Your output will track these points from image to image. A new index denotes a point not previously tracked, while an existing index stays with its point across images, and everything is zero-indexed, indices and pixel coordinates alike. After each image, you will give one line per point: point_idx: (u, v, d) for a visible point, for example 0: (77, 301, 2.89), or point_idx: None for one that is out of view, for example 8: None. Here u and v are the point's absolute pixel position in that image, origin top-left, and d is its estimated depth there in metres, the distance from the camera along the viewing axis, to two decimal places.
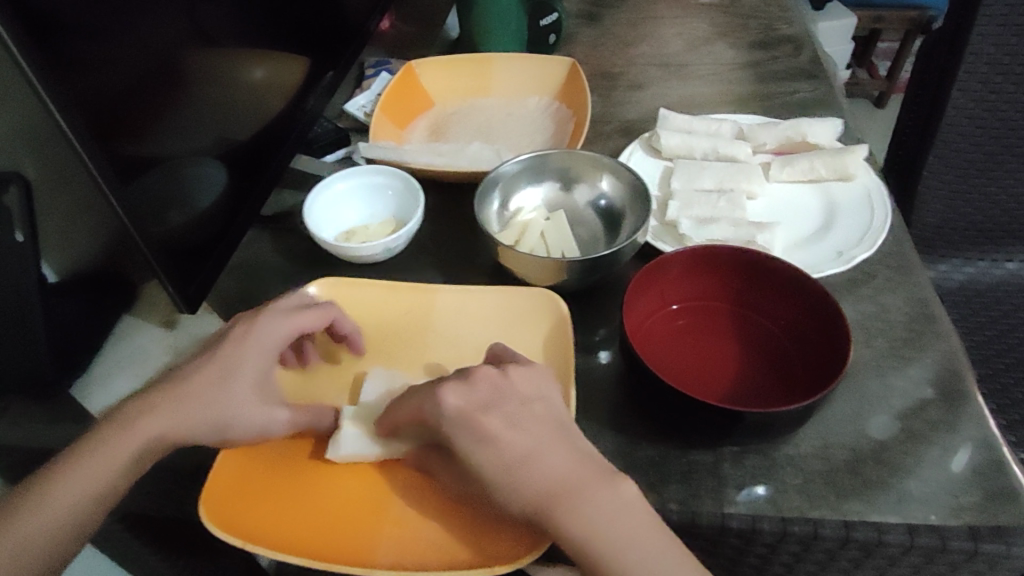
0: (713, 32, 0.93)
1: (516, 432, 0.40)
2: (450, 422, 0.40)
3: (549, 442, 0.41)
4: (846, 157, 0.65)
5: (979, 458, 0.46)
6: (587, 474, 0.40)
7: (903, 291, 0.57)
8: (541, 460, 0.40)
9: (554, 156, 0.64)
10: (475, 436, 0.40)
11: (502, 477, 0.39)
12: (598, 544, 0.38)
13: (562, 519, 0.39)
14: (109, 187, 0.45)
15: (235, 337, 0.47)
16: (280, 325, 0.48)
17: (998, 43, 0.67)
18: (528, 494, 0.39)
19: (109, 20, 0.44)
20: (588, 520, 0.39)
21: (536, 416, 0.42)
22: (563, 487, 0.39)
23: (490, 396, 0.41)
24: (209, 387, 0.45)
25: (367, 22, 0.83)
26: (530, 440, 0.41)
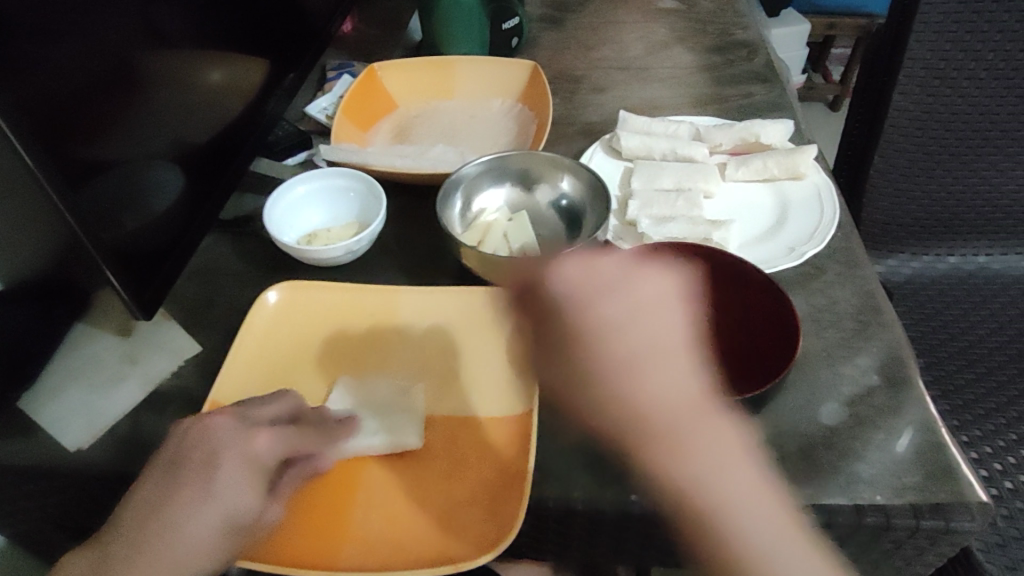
0: (672, 36, 0.95)
1: (650, 331, 0.40)
2: (566, 294, 0.41)
3: (654, 360, 0.39)
4: (796, 156, 0.67)
5: (921, 440, 0.48)
6: (690, 398, 0.39)
7: (852, 284, 0.59)
8: (644, 381, 0.39)
9: (514, 157, 0.65)
10: (582, 319, 0.40)
11: (590, 385, 0.39)
12: (688, 478, 0.39)
13: (654, 447, 0.39)
14: (56, 190, 0.44)
15: (232, 462, 0.43)
16: (278, 445, 0.45)
17: (934, 49, 0.70)
18: (619, 413, 0.39)
19: (56, 22, 0.43)
20: (686, 455, 0.38)
21: (657, 316, 0.40)
22: (654, 417, 0.39)
23: (608, 287, 0.41)
24: (217, 532, 0.42)
25: (328, 25, 0.83)
26: (647, 342, 0.39)
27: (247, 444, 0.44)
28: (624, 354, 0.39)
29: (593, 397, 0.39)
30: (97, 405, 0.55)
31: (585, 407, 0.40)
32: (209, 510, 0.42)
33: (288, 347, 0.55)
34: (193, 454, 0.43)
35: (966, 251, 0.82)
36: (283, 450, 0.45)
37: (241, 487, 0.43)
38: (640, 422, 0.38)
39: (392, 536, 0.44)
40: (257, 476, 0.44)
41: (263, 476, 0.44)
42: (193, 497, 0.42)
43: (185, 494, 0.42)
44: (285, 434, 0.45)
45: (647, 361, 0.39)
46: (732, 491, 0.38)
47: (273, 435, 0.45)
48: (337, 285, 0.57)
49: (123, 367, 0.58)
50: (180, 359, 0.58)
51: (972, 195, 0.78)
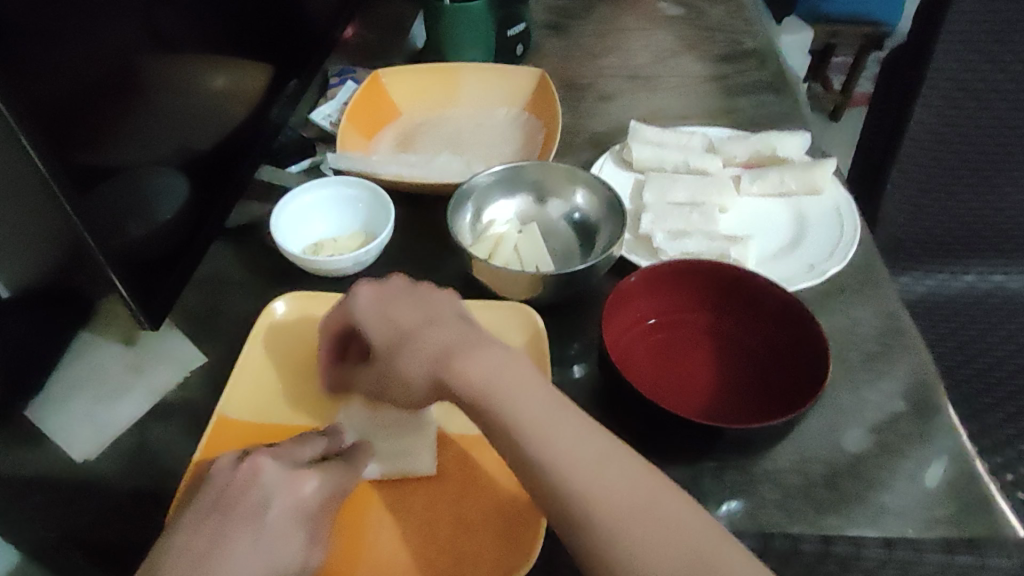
0: (680, 44, 0.94)
1: (413, 314, 0.46)
2: (364, 310, 0.48)
3: (438, 318, 0.46)
4: (814, 170, 0.66)
5: (952, 470, 0.47)
6: (473, 336, 0.44)
7: (873, 304, 0.58)
8: (420, 332, 0.45)
9: (528, 168, 0.63)
10: (383, 314, 0.47)
11: (406, 343, 0.45)
12: (488, 391, 0.41)
13: (458, 365, 0.42)
14: (63, 197, 0.42)
15: (282, 510, 0.41)
16: (327, 486, 0.43)
17: (959, 59, 0.69)
18: (417, 351, 0.44)
19: (64, 25, 0.42)
20: (475, 367, 0.42)
21: (429, 301, 0.48)
22: (455, 343, 0.44)
23: (395, 292, 0.48)
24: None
25: (332, 30, 0.82)
26: (421, 316, 0.46)
27: (296, 490, 0.42)
28: (425, 319, 0.46)
29: (407, 345, 0.45)
30: (104, 418, 0.53)
31: (404, 355, 0.44)
32: (259, 569, 0.39)
33: (294, 362, 0.53)
34: (239, 505, 0.41)
35: (983, 268, 0.81)
36: (330, 492, 0.43)
37: (291, 538, 0.40)
38: (447, 350, 0.43)
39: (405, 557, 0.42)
40: (303, 525, 0.41)
41: (310, 524, 0.41)
42: (235, 549, 0.39)
43: (230, 546, 0.39)
44: (333, 476, 0.43)
45: (416, 327, 0.45)
46: (562, 444, 0.39)
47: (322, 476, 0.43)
48: None
49: (128, 377, 0.56)
50: (186, 368, 0.56)
51: (988, 212, 0.77)
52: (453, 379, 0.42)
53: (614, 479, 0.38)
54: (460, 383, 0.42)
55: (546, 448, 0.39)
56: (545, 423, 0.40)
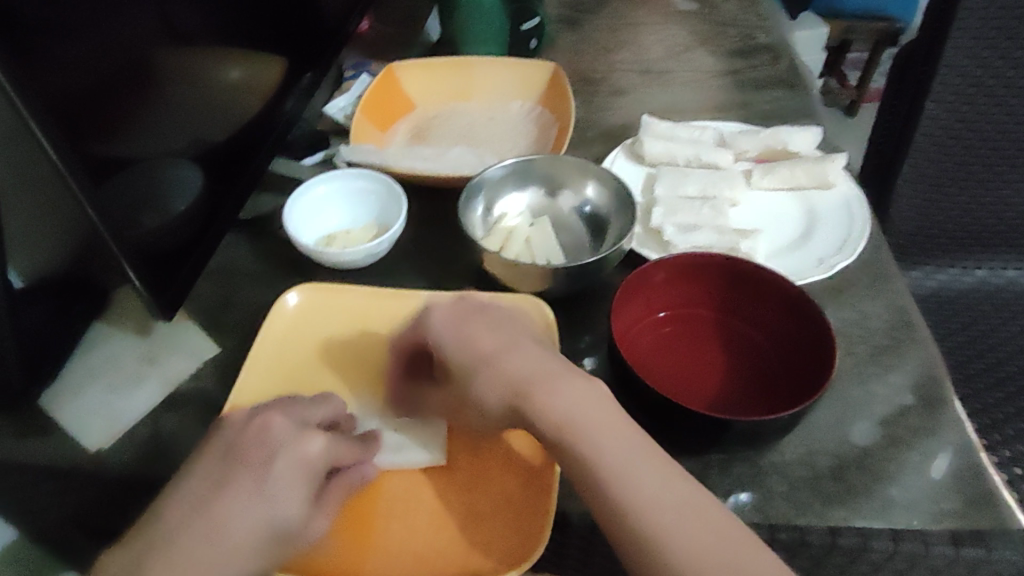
0: (693, 39, 0.94)
1: (495, 339, 0.48)
2: (443, 332, 0.49)
3: (515, 343, 0.48)
4: (825, 165, 0.66)
5: (960, 464, 0.47)
6: (552, 367, 0.46)
7: (883, 298, 0.58)
8: (502, 359, 0.46)
9: (539, 162, 0.63)
10: (458, 338, 0.49)
11: (486, 369, 0.46)
12: (568, 422, 0.43)
13: (536, 396, 0.44)
14: (80, 187, 0.43)
15: (286, 463, 0.42)
16: (332, 450, 0.44)
17: (971, 55, 0.69)
18: (496, 378, 0.46)
19: (80, 18, 0.43)
20: (556, 399, 0.44)
21: (505, 326, 0.49)
22: (536, 374, 0.45)
23: (472, 317, 0.50)
24: (259, 537, 0.40)
25: (345, 24, 0.82)
26: (499, 340, 0.48)
27: (303, 447, 0.43)
28: (504, 347, 0.47)
29: (490, 372, 0.46)
30: (119, 407, 0.54)
31: (482, 379, 0.46)
32: (257, 517, 0.40)
33: (307, 351, 0.54)
34: (246, 454, 0.42)
35: (994, 264, 0.81)
36: (334, 455, 0.44)
37: (292, 493, 0.41)
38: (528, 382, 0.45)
39: (416, 543, 0.43)
40: (307, 482, 0.42)
41: (313, 482, 0.43)
42: (239, 495, 0.41)
43: (234, 492, 0.41)
44: (336, 445, 0.45)
45: (496, 354, 0.47)
46: (631, 475, 0.41)
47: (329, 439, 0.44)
48: (357, 288, 0.56)
49: (143, 367, 0.56)
50: (200, 360, 0.57)
51: (1001, 208, 0.77)
52: (531, 410, 0.44)
53: (677, 507, 0.40)
54: (541, 415, 0.43)
55: (618, 477, 0.41)
56: (621, 454, 0.42)
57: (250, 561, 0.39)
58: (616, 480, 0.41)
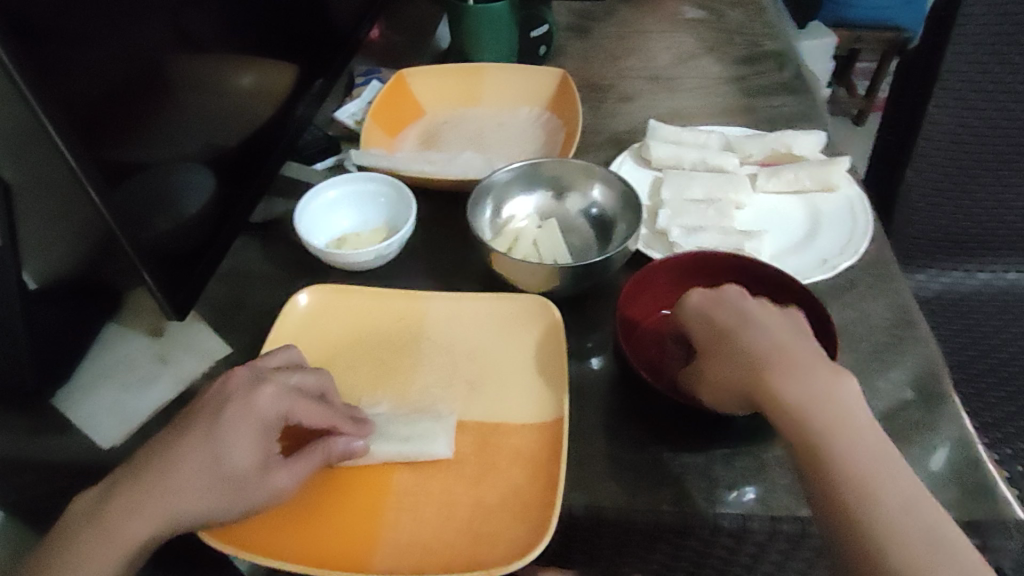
0: (700, 46, 0.95)
1: (752, 320, 0.47)
2: (697, 304, 0.49)
3: (786, 333, 0.46)
4: (829, 168, 0.66)
5: (958, 456, 0.47)
6: (808, 350, 0.45)
7: (886, 298, 0.59)
8: (747, 340, 0.46)
9: (547, 165, 0.65)
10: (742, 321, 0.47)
11: (720, 347, 0.46)
12: (812, 413, 0.42)
13: (783, 385, 0.43)
14: (96, 188, 0.45)
15: (235, 411, 0.44)
16: (283, 403, 0.45)
17: (973, 61, 0.70)
18: (740, 360, 0.45)
19: (97, 26, 0.45)
20: (795, 384, 0.43)
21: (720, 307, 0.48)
22: (789, 353, 0.44)
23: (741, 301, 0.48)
24: (207, 479, 0.42)
25: (356, 32, 0.84)
26: (775, 321, 0.47)
27: (252, 399, 0.44)
28: (743, 321, 0.47)
29: (729, 349, 0.46)
30: (132, 404, 0.55)
31: (719, 357, 0.46)
32: (208, 461, 0.42)
33: (319, 351, 0.55)
34: (205, 401, 0.45)
35: (998, 266, 0.81)
36: (285, 408, 0.45)
37: (240, 441, 0.43)
38: (779, 361, 0.44)
39: (421, 538, 0.44)
40: (257, 432, 0.44)
41: (265, 433, 0.44)
42: (191, 438, 0.43)
43: (190, 437, 0.43)
44: (291, 400, 0.45)
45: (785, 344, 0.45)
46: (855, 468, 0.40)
47: (280, 390, 0.45)
48: (367, 290, 0.58)
49: (155, 366, 0.58)
50: (212, 359, 0.58)
51: (1005, 211, 0.77)
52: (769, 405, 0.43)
53: (886, 479, 0.40)
54: (780, 412, 0.42)
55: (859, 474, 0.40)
56: (857, 445, 0.41)
57: (199, 500, 0.42)
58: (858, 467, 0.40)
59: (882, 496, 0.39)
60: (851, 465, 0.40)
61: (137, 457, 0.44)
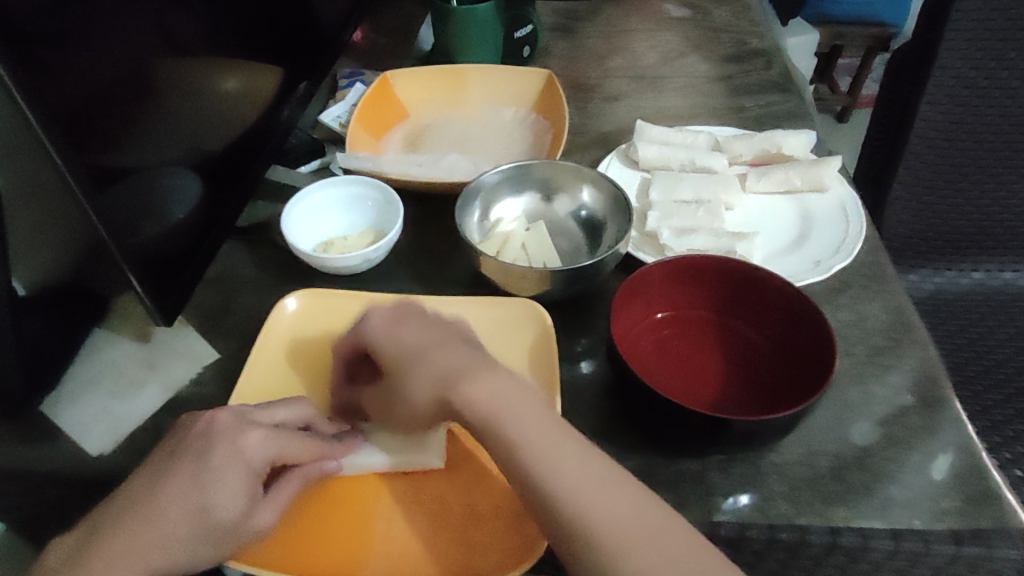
0: (686, 45, 0.95)
1: (416, 335, 0.47)
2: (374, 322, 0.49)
3: (444, 347, 0.47)
4: (820, 168, 0.66)
5: (960, 463, 0.47)
6: (458, 370, 0.45)
7: (880, 299, 0.58)
8: (433, 355, 0.46)
9: (536, 166, 0.64)
10: (392, 333, 0.48)
11: (411, 366, 0.46)
12: (494, 413, 0.42)
13: (463, 392, 0.44)
14: (83, 193, 0.43)
15: (223, 459, 0.42)
16: (273, 446, 0.43)
17: (964, 58, 0.70)
18: (424, 374, 0.46)
19: (83, 27, 0.43)
20: (477, 396, 0.43)
21: (405, 318, 0.49)
22: (463, 370, 0.45)
23: (408, 312, 0.49)
24: (191, 529, 0.41)
25: (341, 33, 0.83)
26: (428, 335, 0.47)
27: (240, 444, 0.43)
28: (434, 338, 0.47)
29: (415, 364, 0.46)
30: (119, 414, 0.54)
31: (414, 365, 0.46)
32: (192, 513, 0.41)
33: (305, 359, 0.54)
34: (189, 444, 0.43)
35: (990, 266, 0.81)
36: (274, 452, 0.43)
37: (228, 489, 0.42)
38: (474, 374, 0.44)
39: (415, 546, 0.43)
40: (246, 479, 0.42)
41: (253, 480, 0.43)
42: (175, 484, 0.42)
43: (173, 486, 0.42)
44: (281, 441, 0.44)
45: (428, 350, 0.46)
46: (568, 473, 0.40)
47: (269, 433, 0.44)
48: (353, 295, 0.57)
49: (142, 374, 0.56)
50: (201, 364, 0.57)
51: (997, 210, 0.77)
52: (457, 405, 0.44)
53: (600, 481, 0.40)
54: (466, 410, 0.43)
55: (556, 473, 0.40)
56: (550, 447, 0.41)
57: (184, 551, 0.40)
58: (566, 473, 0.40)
59: (608, 500, 0.39)
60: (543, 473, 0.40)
61: (115, 504, 0.43)
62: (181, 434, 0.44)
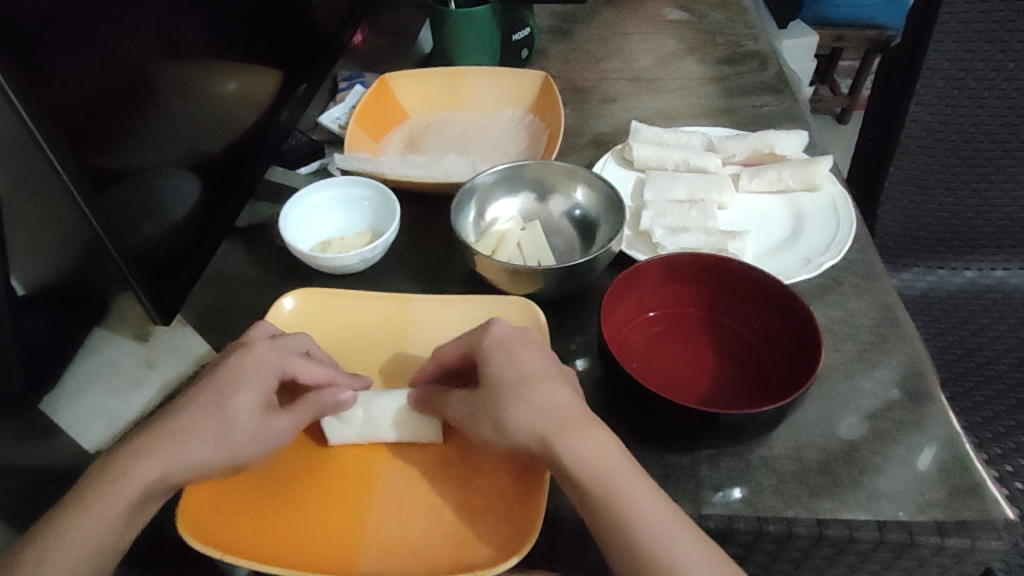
0: (682, 47, 0.95)
1: (534, 367, 0.45)
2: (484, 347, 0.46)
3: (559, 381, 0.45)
4: (812, 167, 0.67)
5: (944, 457, 0.48)
6: (577, 414, 0.43)
7: (870, 296, 0.59)
8: (544, 394, 0.43)
9: (529, 167, 0.65)
10: (504, 352, 0.45)
11: (524, 396, 0.43)
12: (603, 474, 0.41)
13: (574, 439, 0.42)
14: (81, 194, 0.44)
15: (235, 366, 0.46)
16: (280, 357, 0.47)
17: (953, 59, 0.70)
18: (536, 411, 0.42)
19: (82, 34, 0.44)
20: (590, 448, 0.42)
21: (522, 346, 0.46)
22: (573, 418, 0.43)
23: (513, 336, 0.46)
24: (209, 426, 0.43)
25: (339, 36, 0.84)
26: (543, 375, 0.44)
27: (251, 352, 0.46)
28: (547, 380, 0.44)
29: (531, 399, 0.43)
30: (118, 409, 0.55)
31: (526, 397, 0.43)
32: (208, 411, 0.44)
33: None
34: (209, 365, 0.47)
35: (983, 264, 0.82)
36: (284, 362, 0.47)
37: (244, 389, 0.45)
38: (585, 421, 0.43)
39: (406, 537, 0.43)
40: (258, 382, 0.45)
41: (264, 382, 0.46)
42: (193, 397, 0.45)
43: (193, 394, 0.45)
44: (287, 353, 0.47)
45: (533, 381, 0.44)
46: (669, 539, 0.40)
47: (275, 346, 0.47)
48: (348, 293, 0.57)
49: (142, 371, 0.58)
50: (197, 361, 0.58)
51: (989, 209, 0.78)
52: (566, 453, 0.41)
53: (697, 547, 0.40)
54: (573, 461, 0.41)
55: (659, 539, 0.40)
56: (655, 511, 0.40)
57: (200, 443, 0.43)
58: (669, 540, 0.40)
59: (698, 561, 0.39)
60: (647, 540, 0.39)
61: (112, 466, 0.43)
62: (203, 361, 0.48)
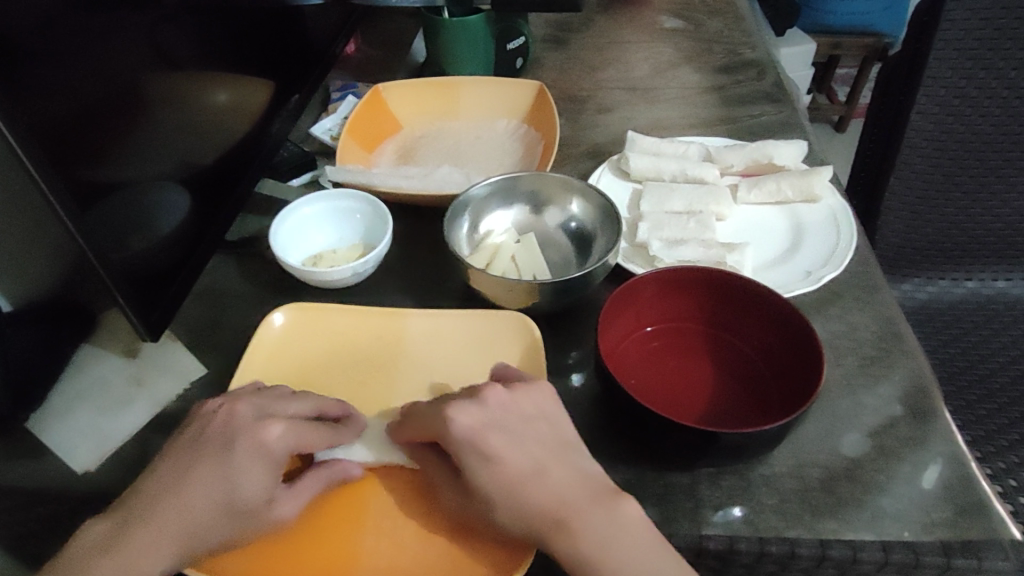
0: (679, 56, 0.95)
1: (519, 455, 0.41)
2: (463, 440, 0.41)
3: (548, 461, 0.42)
4: (811, 178, 0.66)
5: (949, 474, 0.46)
6: (572, 496, 0.41)
7: (871, 309, 0.58)
8: (533, 486, 0.41)
9: (524, 178, 0.63)
10: (481, 456, 0.41)
11: (513, 498, 0.40)
12: (610, 561, 0.39)
13: (575, 526, 0.40)
14: (65, 209, 0.43)
15: (244, 449, 0.42)
16: (291, 438, 0.43)
17: (955, 67, 0.70)
18: (527, 511, 0.40)
19: (70, 45, 0.43)
20: (590, 531, 0.40)
21: (507, 430, 0.42)
22: (567, 506, 0.40)
23: (498, 417, 0.42)
24: (219, 518, 0.40)
25: (333, 46, 0.83)
26: (530, 460, 0.42)
27: (261, 435, 0.43)
28: (534, 468, 0.41)
29: (520, 499, 0.40)
30: (104, 428, 0.53)
31: (515, 498, 0.40)
32: (218, 503, 0.41)
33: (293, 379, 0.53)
34: (211, 437, 0.43)
35: (984, 274, 0.81)
36: (295, 442, 0.43)
37: (253, 477, 0.41)
38: (582, 500, 0.41)
39: (399, 561, 0.41)
40: (269, 468, 0.42)
41: (276, 467, 0.42)
42: (193, 478, 0.42)
43: (198, 477, 0.42)
44: (299, 429, 0.44)
45: (521, 482, 0.41)
46: None
47: (287, 426, 0.43)
48: (339, 307, 0.56)
49: (129, 389, 0.56)
50: (187, 380, 0.56)
51: (990, 218, 0.77)
52: (567, 544, 0.39)
53: None
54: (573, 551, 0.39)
55: None
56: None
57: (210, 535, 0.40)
58: None
59: None
60: None
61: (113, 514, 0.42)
62: (201, 427, 0.44)
